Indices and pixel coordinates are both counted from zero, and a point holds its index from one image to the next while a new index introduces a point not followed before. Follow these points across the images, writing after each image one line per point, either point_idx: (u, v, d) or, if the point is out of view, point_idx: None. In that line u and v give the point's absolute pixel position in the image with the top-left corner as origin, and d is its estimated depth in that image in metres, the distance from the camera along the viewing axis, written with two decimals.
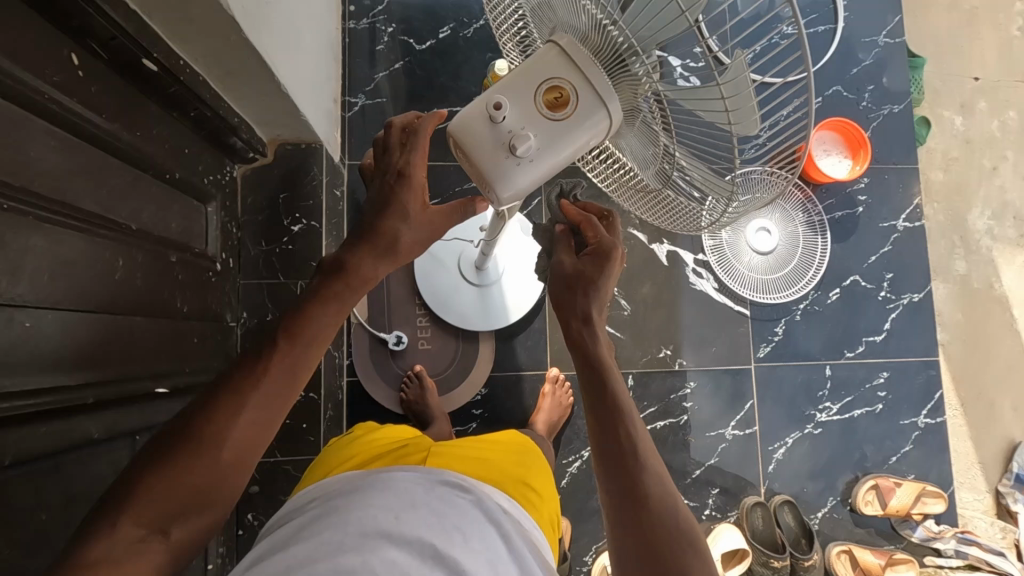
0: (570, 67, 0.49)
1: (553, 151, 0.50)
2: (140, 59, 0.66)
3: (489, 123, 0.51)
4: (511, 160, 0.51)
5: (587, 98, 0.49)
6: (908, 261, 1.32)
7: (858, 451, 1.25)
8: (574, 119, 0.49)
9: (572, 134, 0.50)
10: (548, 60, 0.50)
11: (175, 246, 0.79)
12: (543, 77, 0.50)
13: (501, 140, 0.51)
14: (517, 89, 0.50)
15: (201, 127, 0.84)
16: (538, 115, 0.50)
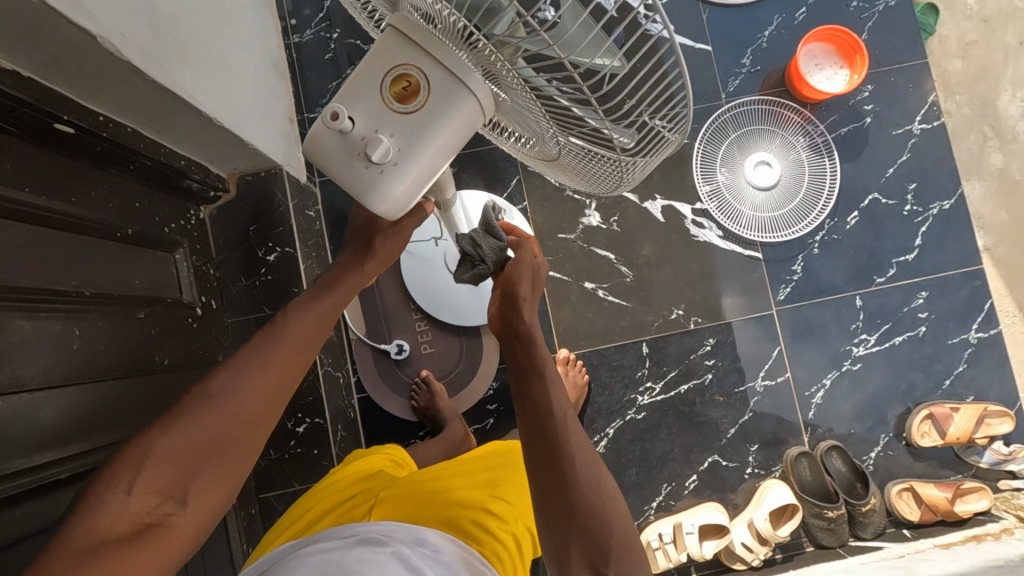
0: (413, 48, 0.39)
1: (419, 151, 0.41)
2: (52, 124, 0.64)
3: (337, 135, 0.42)
4: (372, 171, 0.41)
5: (441, 83, 0.39)
6: (932, 166, 1.20)
7: (906, 380, 1.16)
8: (431, 108, 0.40)
9: (434, 127, 0.40)
10: (387, 44, 0.41)
11: (142, 302, 0.78)
12: (385, 66, 0.40)
13: (355, 151, 0.41)
14: (358, 86, 0.41)
15: (149, 178, 0.83)
16: (389, 112, 0.41)
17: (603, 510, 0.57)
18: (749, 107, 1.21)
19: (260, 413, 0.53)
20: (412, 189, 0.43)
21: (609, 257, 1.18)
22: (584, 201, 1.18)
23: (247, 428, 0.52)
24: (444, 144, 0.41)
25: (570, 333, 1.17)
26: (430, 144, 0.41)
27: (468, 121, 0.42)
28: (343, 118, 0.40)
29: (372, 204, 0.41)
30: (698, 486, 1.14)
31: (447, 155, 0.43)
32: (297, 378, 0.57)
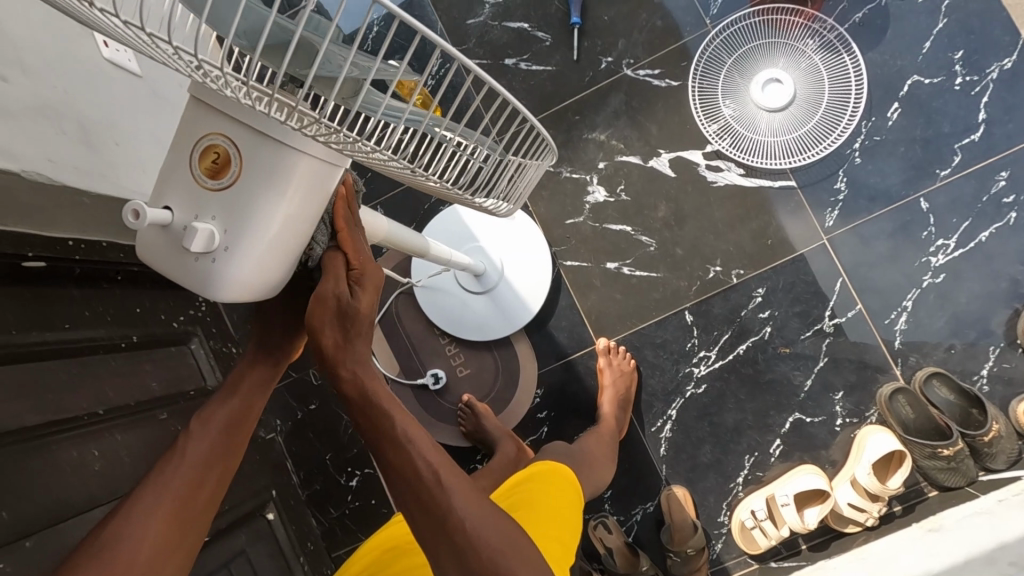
0: (213, 116, 0.34)
1: (242, 223, 0.34)
2: (22, 262, 0.66)
3: (159, 230, 0.36)
4: (203, 264, 0.35)
5: (247, 146, 0.33)
6: (980, 23, 1.01)
7: (1008, 278, 0.98)
8: (248, 175, 0.34)
9: (254, 193, 0.34)
10: (190, 115, 0.35)
11: (161, 403, 0.80)
12: (191, 141, 0.35)
13: (179, 245, 0.35)
14: (171, 170, 0.35)
15: (143, 281, 0.86)
16: (203, 191, 0.34)
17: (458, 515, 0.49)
18: (741, 24, 1.06)
19: (163, 555, 0.46)
20: (269, 269, 0.36)
21: (625, 229, 1.09)
22: (583, 178, 1.10)
23: (154, 574, 0.45)
24: (279, 214, 0.35)
25: (604, 319, 1.09)
26: (260, 216, 0.34)
27: (307, 181, 0.36)
28: (143, 213, 0.33)
29: (214, 297, 0.35)
30: (785, 450, 1.02)
31: (293, 221, 0.36)
32: (211, 488, 0.51)
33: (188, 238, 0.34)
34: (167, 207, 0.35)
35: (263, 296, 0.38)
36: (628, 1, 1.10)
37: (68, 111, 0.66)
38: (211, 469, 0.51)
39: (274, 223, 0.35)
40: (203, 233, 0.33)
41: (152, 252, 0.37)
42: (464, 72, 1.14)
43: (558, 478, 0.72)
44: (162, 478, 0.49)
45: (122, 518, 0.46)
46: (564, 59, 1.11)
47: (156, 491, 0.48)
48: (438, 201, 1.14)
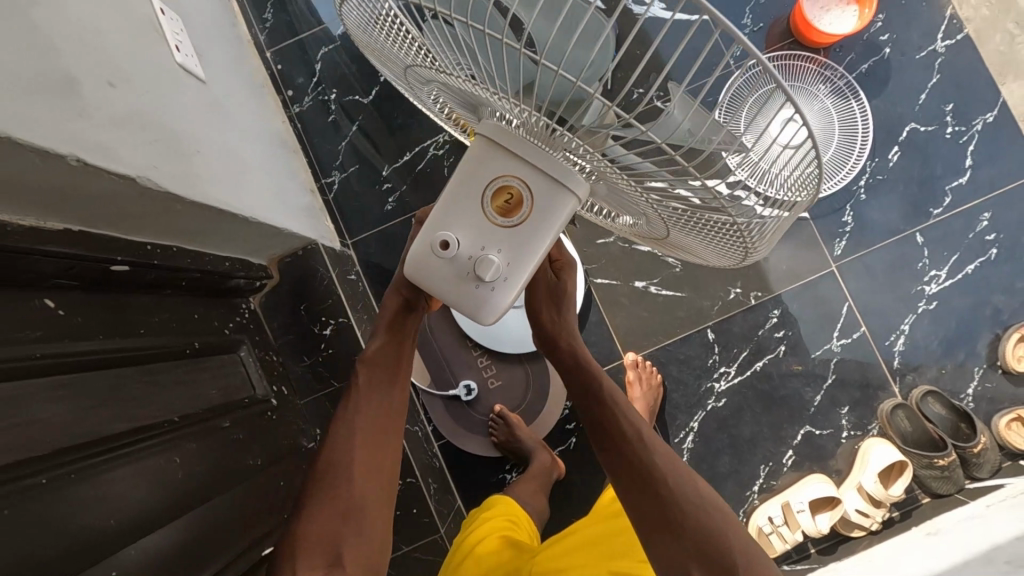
0: (516, 168, 0.48)
1: (524, 254, 0.50)
2: (109, 267, 0.65)
3: (446, 257, 0.52)
4: (486, 288, 0.52)
5: (541, 189, 0.48)
6: (967, 80, 1.14)
7: (990, 306, 1.10)
8: (533, 215, 0.49)
9: (535, 232, 0.50)
10: (483, 163, 0.50)
11: (223, 412, 0.79)
12: (489, 184, 0.50)
13: (464, 273, 0.52)
14: (461, 208, 0.51)
15: (199, 287, 0.83)
16: (496, 226, 0.50)
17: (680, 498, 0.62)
18: (761, 68, 1.16)
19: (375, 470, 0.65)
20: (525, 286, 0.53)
21: (652, 250, 1.15)
22: None
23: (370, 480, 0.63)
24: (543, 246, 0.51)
25: (632, 335, 1.15)
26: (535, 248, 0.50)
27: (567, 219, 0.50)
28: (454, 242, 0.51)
29: (490, 311, 0.52)
30: (796, 460, 1.10)
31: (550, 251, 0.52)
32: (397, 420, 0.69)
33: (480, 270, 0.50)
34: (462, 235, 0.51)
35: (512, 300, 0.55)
36: None
37: (155, 121, 0.66)
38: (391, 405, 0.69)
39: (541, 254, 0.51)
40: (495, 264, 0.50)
41: (432, 276, 0.54)
42: None
43: None
44: (361, 414, 0.67)
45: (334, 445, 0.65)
46: None
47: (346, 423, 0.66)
48: None
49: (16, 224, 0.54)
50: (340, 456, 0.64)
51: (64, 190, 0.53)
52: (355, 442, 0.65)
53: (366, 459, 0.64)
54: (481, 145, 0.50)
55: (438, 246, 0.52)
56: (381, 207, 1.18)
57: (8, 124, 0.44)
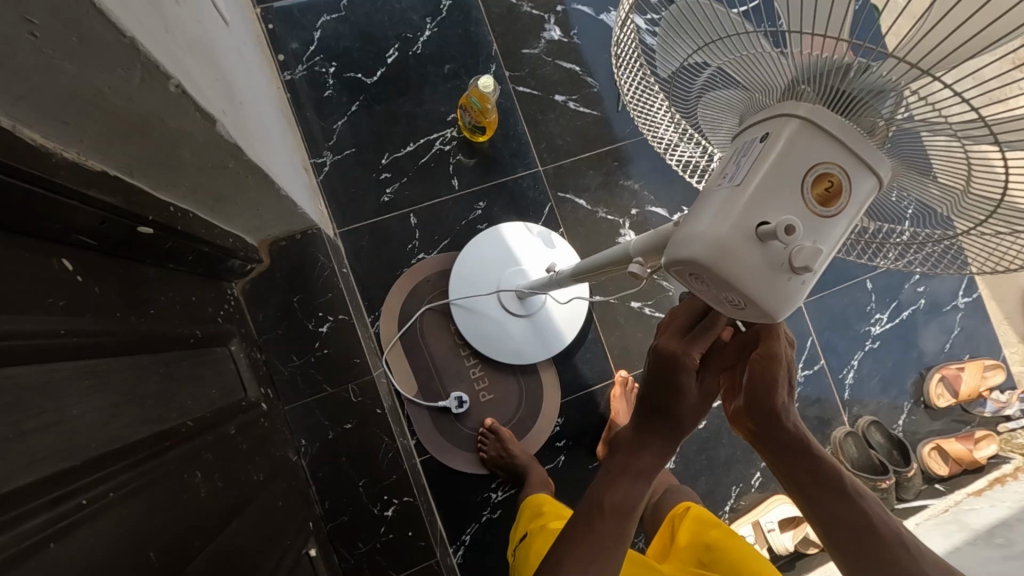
0: (840, 148, 0.36)
1: (827, 256, 0.38)
2: (136, 228, 0.52)
3: (758, 250, 0.36)
4: (791, 284, 0.37)
5: (859, 180, 0.37)
6: None
7: (917, 349, 1.27)
8: (852, 207, 0.38)
9: (840, 228, 0.38)
10: (796, 147, 0.36)
11: (227, 416, 0.66)
12: (806, 165, 0.37)
13: (780, 267, 0.36)
14: (777, 192, 0.37)
15: (199, 265, 0.70)
16: (811, 213, 0.37)
17: None
18: None
19: None
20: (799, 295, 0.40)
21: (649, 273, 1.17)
22: (617, 221, 1.17)
23: None
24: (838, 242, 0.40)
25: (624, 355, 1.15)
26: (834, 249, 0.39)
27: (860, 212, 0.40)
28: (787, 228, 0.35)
29: (781, 316, 0.38)
30: (762, 482, 1.17)
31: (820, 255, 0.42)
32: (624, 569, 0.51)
33: (808, 260, 0.36)
34: (768, 219, 0.36)
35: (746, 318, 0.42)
36: None
37: (210, 58, 0.54)
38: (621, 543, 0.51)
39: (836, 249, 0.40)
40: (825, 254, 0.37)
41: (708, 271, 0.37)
42: (513, 97, 1.15)
43: (704, 519, 0.73)
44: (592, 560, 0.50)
45: None
46: (609, 108, 1.18)
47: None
48: (476, 219, 1.11)
49: (59, 154, 0.43)
50: None
51: (136, 119, 0.42)
52: None
53: None
54: (795, 129, 0.36)
55: (749, 234, 0.36)
56: (377, 198, 1.08)
57: (133, 26, 0.33)
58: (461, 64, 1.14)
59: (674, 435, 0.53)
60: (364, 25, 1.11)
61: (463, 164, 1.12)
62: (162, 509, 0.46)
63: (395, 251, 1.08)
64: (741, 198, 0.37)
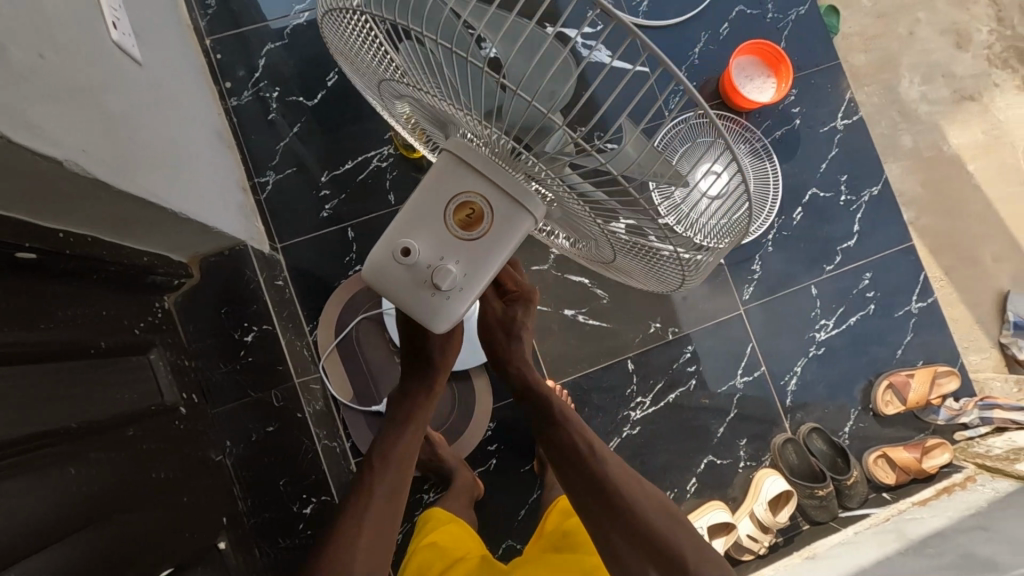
0: (469, 186, 0.50)
1: (477, 272, 0.51)
2: (15, 254, 0.60)
3: (405, 268, 0.52)
4: (437, 292, 0.52)
5: (490, 209, 0.50)
6: (860, 155, 1.29)
7: (867, 355, 1.25)
8: (491, 229, 0.50)
9: (488, 245, 0.51)
10: (440, 179, 0.51)
11: (130, 418, 0.73)
12: (448, 198, 0.51)
13: (421, 281, 0.52)
14: (425, 220, 0.51)
15: (113, 282, 0.77)
16: (453, 237, 0.51)
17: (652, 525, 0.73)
18: None
19: (380, 535, 0.73)
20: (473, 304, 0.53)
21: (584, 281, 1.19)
22: None
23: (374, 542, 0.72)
24: (499, 258, 0.52)
25: (558, 361, 1.18)
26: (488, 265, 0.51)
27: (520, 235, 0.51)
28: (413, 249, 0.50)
29: (439, 317, 0.53)
30: (699, 487, 1.18)
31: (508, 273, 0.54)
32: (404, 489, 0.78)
33: (437, 274, 0.51)
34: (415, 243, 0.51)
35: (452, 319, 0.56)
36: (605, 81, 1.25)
37: (88, 100, 0.62)
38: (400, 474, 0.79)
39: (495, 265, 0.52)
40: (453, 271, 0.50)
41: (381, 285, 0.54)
42: None
43: None
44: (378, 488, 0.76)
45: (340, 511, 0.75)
46: None
47: (360, 504, 0.74)
48: None
49: None
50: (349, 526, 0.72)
51: None
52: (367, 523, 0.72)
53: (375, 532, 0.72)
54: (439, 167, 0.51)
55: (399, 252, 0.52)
56: (317, 214, 1.15)
57: None
58: None
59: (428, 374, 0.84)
60: (306, 51, 1.18)
61: (400, 179, 1.17)
62: (21, 499, 0.53)
63: (333, 263, 1.14)
64: (406, 225, 0.52)
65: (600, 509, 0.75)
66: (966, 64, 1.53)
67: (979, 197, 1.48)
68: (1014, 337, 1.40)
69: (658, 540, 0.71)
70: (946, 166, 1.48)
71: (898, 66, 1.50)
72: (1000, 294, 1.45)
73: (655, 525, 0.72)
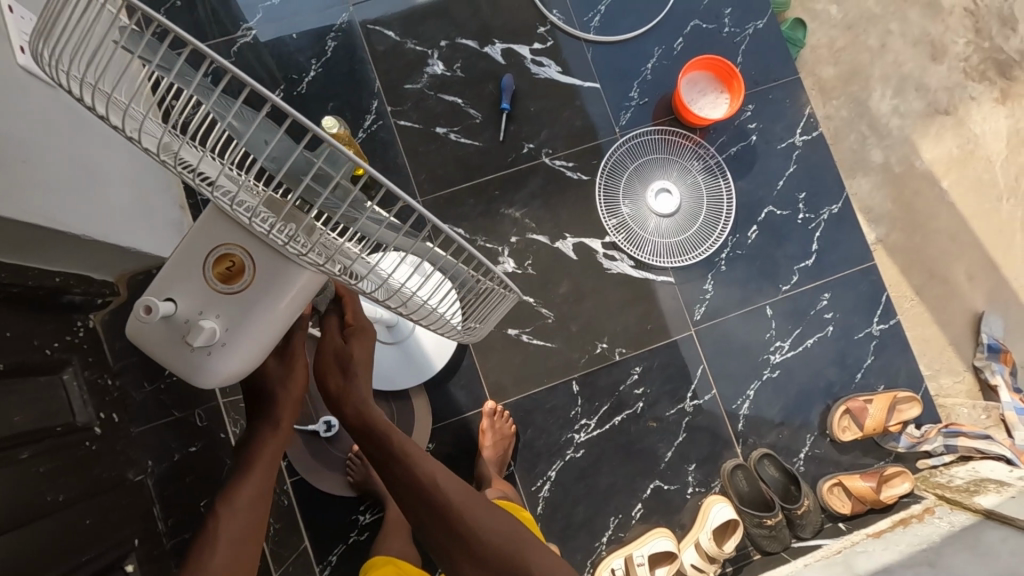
0: (231, 239, 0.49)
1: (243, 328, 0.50)
2: None
3: (164, 323, 0.51)
4: (201, 352, 0.50)
5: (254, 263, 0.49)
6: (820, 172, 1.26)
7: (824, 378, 1.21)
8: (254, 282, 0.49)
9: (253, 298, 0.49)
10: (201, 236, 0.50)
11: (26, 440, 0.72)
12: (208, 254, 0.50)
13: (180, 338, 0.50)
14: (185, 275, 0.50)
15: (20, 303, 0.77)
16: (214, 292, 0.50)
17: (507, 553, 0.76)
18: (644, 138, 1.24)
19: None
20: (245, 359, 0.52)
21: (528, 300, 1.18)
22: (496, 248, 1.18)
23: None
24: (271, 313, 0.50)
25: (500, 382, 1.16)
26: (252, 319, 0.50)
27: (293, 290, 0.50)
28: (158, 307, 0.48)
29: (206, 376, 0.51)
30: (644, 513, 1.15)
31: (281, 326, 0.52)
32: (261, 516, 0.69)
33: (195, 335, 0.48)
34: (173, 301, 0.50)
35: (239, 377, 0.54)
36: (555, 97, 1.23)
37: None
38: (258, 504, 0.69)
39: (266, 321, 0.50)
40: (203, 328, 0.48)
41: (149, 340, 0.53)
42: (394, 131, 1.19)
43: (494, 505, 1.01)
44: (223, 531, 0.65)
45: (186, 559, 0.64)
46: (492, 137, 1.21)
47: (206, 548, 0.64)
48: None
49: None
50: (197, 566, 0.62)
51: None
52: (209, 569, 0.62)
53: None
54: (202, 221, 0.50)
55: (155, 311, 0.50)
56: None
57: None
58: (344, 101, 1.19)
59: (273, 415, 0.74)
60: (253, 69, 1.19)
61: None
62: None
63: None
64: (169, 282, 0.51)
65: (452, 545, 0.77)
66: (939, 77, 1.48)
67: (951, 214, 1.43)
68: (988, 360, 1.35)
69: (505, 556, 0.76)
70: (917, 182, 1.43)
71: (867, 79, 1.46)
72: (974, 315, 1.39)
73: (508, 548, 0.77)
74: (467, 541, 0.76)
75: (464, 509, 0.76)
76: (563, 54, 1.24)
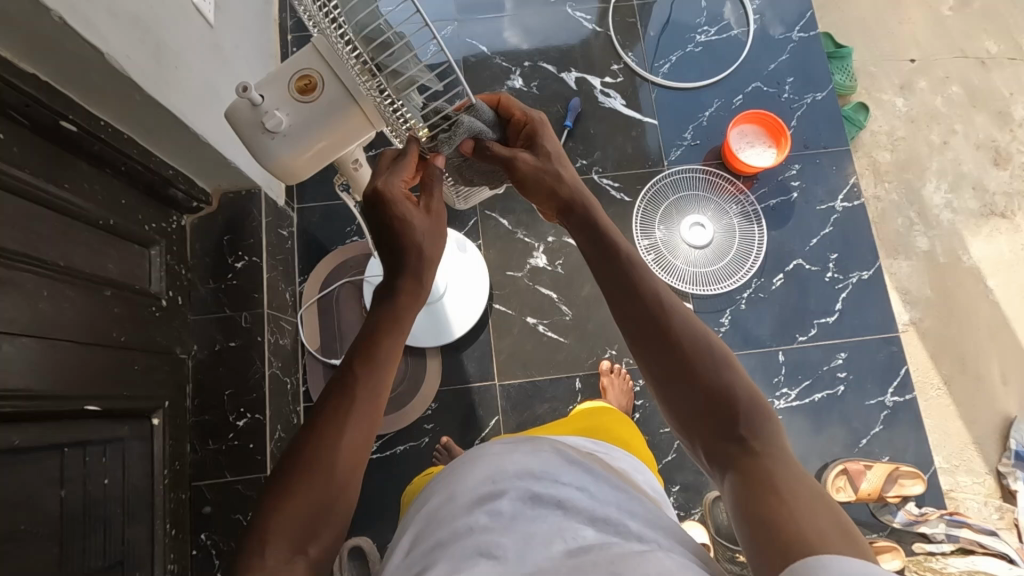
0: (321, 63, 0.59)
1: (304, 132, 0.61)
2: (58, 122, 0.77)
3: (248, 106, 0.60)
4: (268, 139, 0.61)
5: (332, 86, 0.59)
6: (855, 238, 1.30)
7: (826, 435, 1.21)
8: (323, 102, 0.60)
9: (322, 114, 0.60)
10: (301, 54, 0.59)
11: (110, 283, 0.88)
12: (299, 67, 0.59)
13: (256, 120, 0.60)
14: (278, 77, 0.60)
15: (136, 182, 0.95)
16: (292, 99, 0.60)
17: (730, 394, 0.55)
18: (691, 175, 1.33)
19: (348, 454, 0.55)
20: (295, 155, 0.63)
21: (552, 295, 1.27)
22: (532, 243, 1.29)
23: (350, 474, 0.54)
24: (326, 129, 0.61)
25: (509, 362, 1.24)
26: (314, 129, 0.61)
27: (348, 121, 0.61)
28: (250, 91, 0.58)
29: (265, 158, 0.61)
30: None
31: (332, 145, 0.63)
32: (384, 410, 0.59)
33: (271, 124, 0.59)
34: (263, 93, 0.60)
35: (282, 176, 0.65)
36: (613, 124, 1.36)
37: (149, 26, 0.81)
38: (381, 391, 0.59)
39: (320, 134, 0.61)
40: (277, 119, 0.59)
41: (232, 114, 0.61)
42: None
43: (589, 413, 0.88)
44: (355, 406, 0.56)
45: (313, 439, 0.55)
46: None
47: (330, 422, 0.55)
48: None
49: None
50: (322, 452, 0.54)
51: (40, 36, 0.67)
52: (344, 445, 0.55)
53: (353, 456, 0.55)
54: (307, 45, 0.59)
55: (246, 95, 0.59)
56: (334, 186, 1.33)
57: None
58: None
59: (421, 266, 0.62)
60: None
61: None
62: None
63: (335, 231, 1.31)
64: (270, 80, 0.60)
65: (680, 390, 0.57)
66: (1000, 180, 1.51)
67: (993, 311, 1.41)
68: (1013, 466, 1.29)
69: (735, 399, 0.55)
70: (959, 274, 1.44)
71: (922, 169, 1.51)
72: (1006, 419, 1.34)
73: (726, 378, 0.56)
74: (682, 367, 0.57)
75: (675, 304, 0.61)
76: (629, 89, 1.38)
